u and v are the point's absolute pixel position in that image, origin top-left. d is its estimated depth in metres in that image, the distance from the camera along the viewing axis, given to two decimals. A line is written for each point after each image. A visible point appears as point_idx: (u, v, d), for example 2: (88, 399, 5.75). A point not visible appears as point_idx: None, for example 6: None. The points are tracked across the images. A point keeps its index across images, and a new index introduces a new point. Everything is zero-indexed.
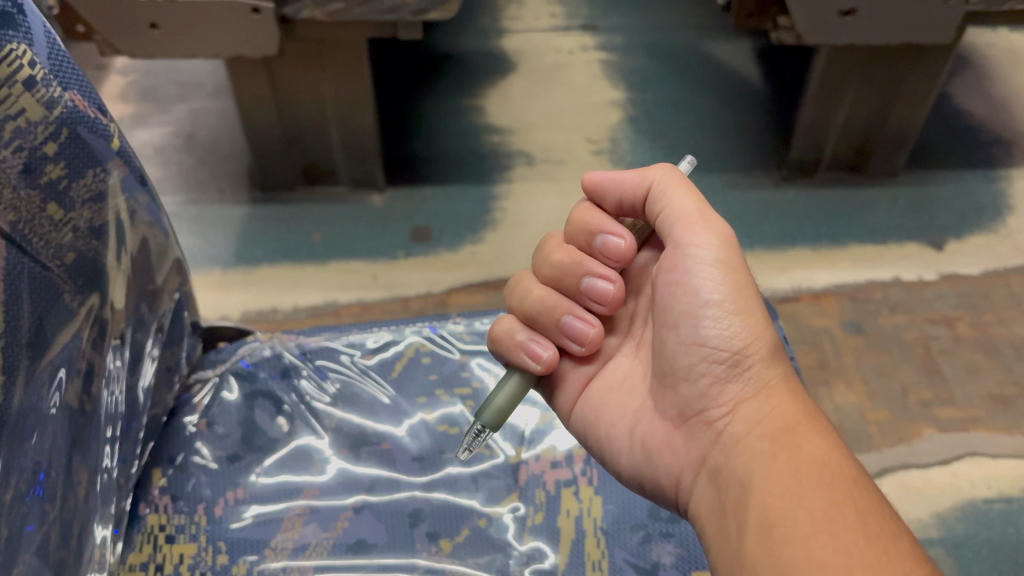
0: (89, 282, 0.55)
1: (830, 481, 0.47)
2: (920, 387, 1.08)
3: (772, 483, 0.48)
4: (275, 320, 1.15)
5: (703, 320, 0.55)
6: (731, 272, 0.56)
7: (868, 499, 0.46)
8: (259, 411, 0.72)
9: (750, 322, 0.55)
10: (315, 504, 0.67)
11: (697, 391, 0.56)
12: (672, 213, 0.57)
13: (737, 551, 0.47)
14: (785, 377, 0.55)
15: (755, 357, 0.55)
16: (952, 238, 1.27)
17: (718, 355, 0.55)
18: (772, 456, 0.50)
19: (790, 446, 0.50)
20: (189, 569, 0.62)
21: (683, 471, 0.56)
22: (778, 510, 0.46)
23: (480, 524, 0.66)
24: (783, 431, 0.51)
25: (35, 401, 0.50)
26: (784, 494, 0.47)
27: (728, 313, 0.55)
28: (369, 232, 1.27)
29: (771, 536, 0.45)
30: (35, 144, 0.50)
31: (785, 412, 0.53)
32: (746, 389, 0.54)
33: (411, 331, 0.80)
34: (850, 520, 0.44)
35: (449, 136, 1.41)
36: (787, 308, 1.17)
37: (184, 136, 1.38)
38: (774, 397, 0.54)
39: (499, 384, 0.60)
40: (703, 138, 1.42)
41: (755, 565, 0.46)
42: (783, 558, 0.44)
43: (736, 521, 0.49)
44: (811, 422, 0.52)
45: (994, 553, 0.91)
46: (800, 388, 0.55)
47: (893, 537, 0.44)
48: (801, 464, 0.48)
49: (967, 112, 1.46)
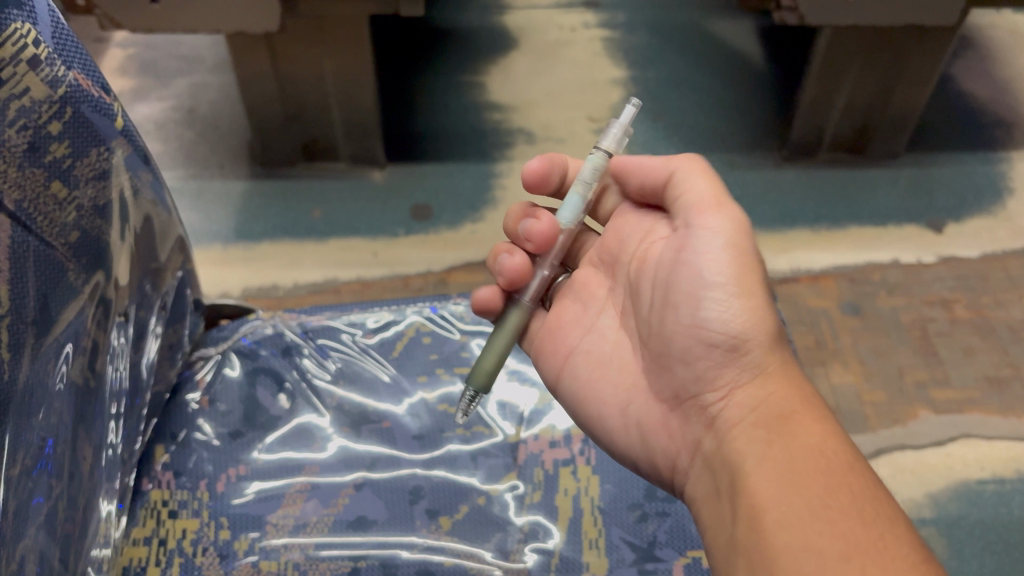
0: (94, 260, 0.56)
1: (828, 470, 0.47)
2: (917, 369, 1.09)
3: (767, 469, 0.49)
4: (275, 297, 1.16)
5: (703, 302, 0.55)
6: (738, 257, 0.56)
7: (865, 488, 0.47)
8: (260, 389, 0.72)
9: (752, 306, 0.55)
10: (317, 481, 0.67)
11: (694, 374, 0.56)
12: (688, 199, 0.59)
13: (730, 535, 0.48)
14: (785, 362, 0.55)
15: (755, 340, 0.55)
16: (952, 221, 1.27)
17: (717, 339, 0.55)
18: (768, 442, 0.50)
19: (788, 435, 0.50)
20: (191, 544, 0.62)
21: (679, 454, 0.57)
22: (771, 495, 0.47)
23: (479, 502, 0.67)
24: (781, 418, 0.52)
25: (42, 376, 0.51)
26: (778, 480, 0.47)
27: (733, 296, 0.55)
28: (369, 209, 1.27)
29: (762, 521, 0.46)
30: (40, 123, 0.50)
31: (784, 398, 0.53)
32: (744, 371, 0.55)
33: (412, 311, 0.81)
34: (847, 508, 0.45)
35: (450, 113, 1.40)
36: (786, 289, 1.18)
37: (185, 110, 1.37)
38: (774, 382, 0.54)
39: (485, 347, 0.64)
40: (705, 117, 1.42)
41: (743, 551, 0.46)
42: (774, 541, 0.45)
43: (730, 506, 0.49)
44: (810, 408, 0.52)
45: (985, 534, 0.93)
46: (800, 373, 0.55)
47: (888, 524, 0.44)
48: (797, 450, 0.49)
49: (969, 94, 1.46)
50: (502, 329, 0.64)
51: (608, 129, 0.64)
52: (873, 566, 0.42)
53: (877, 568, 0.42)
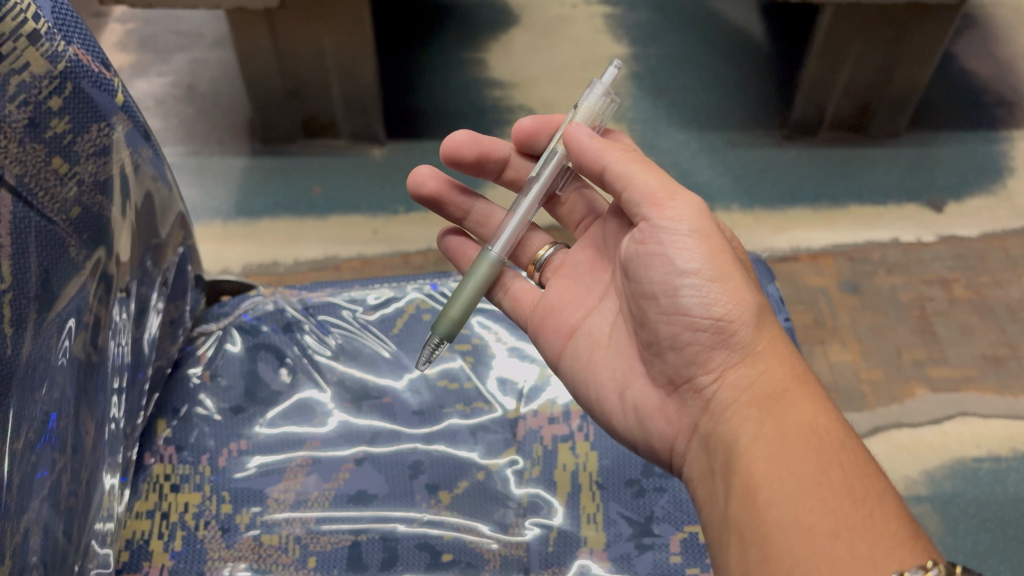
0: (95, 236, 0.56)
1: (819, 448, 0.48)
2: (915, 348, 1.09)
3: (759, 448, 0.49)
4: (276, 274, 1.16)
5: (682, 290, 0.55)
6: (705, 240, 0.56)
7: (857, 466, 0.47)
8: (262, 364, 0.73)
9: (732, 289, 0.55)
10: (318, 455, 0.68)
11: (684, 359, 0.56)
12: (635, 193, 0.58)
13: (724, 513, 0.49)
14: (775, 340, 0.55)
15: (739, 321, 0.54)
16: (952, 200, 1.27)
17: (701, 324, 0.55)
18: (761, 424, 0.50)
19: (779, 416, 0.50)
20: (194, 518, 0.63)
21: (678, 436, 0.57)
22: (764, 476, 0.47)
23: (479, 476, 0.68)
24: (772, 400, 0.52)
25: (44, 351, 0.51)
26: (771, 462, 0.48)
27: (709, 282, 0.55)
28: (369, 186, 1.27)
29: (756, 501, 0.47)
30: (39, 98, 0.50)
31: (773, 377, 0.53)
32: (730, 353, 0.54)
33: (412, 289, 0.81)
34: (839, 486, 0.45)
35: (450, 91, 1.40)
36: (785, 267, 1.18)
37: (185, 87, 1.37)
38: (763, 361, 0.54)
39: (453, 294, 0.64)
40: (706, 95, 1.42)
41: (737, 532, 0.47)
42: (768, 523, 0.45)
43: (724, 486, 0.50)
44: (800, 387, 0.52)
45: (980, 511, 0.94)
46: (790, 349, 0.55)
47: (879, 502, 0.45)
48: (789, 431, 0.49)
49: (972, 73, 1.45)
50: (472, 277, 0.65)
51: (589, 89, 0.67)
52: (862, 544, 0.42)
53: (866, 547, 0.42)
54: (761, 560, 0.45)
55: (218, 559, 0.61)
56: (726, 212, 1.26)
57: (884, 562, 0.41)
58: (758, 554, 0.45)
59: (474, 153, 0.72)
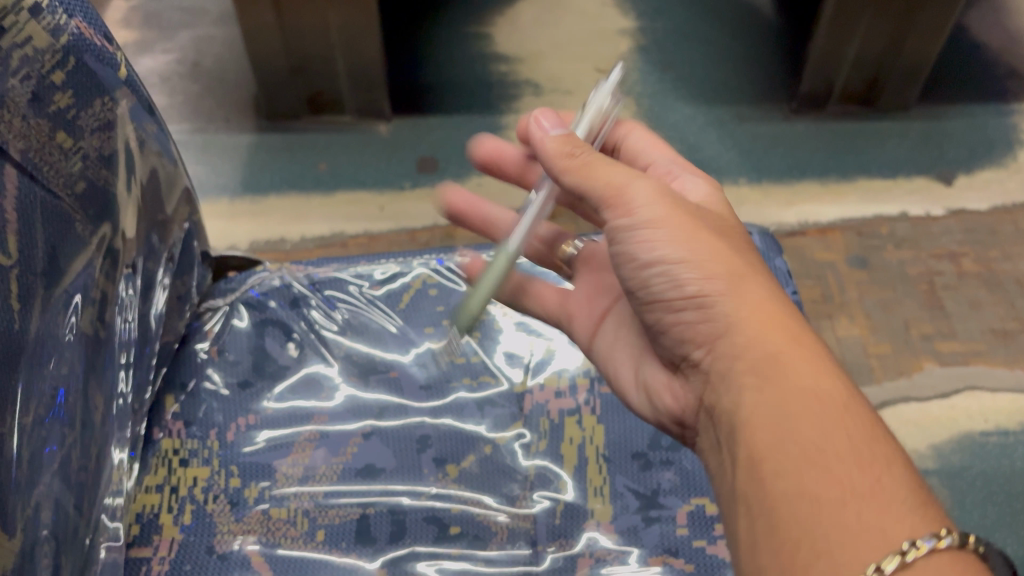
0: (100, 211, 0.56)
1: (819, 415, 0.46)
2: (923, 322, 1.09)
3: (761, 418, 0.48)
4: (283, 251, 1.17)
5: (652, 279, 0.55)
6: (666, 225, 0.54)
7: (859, 430, 0.45)
8: (269, 339, 0.73)
9: (699, 265, 0.53)
10: (326, 429, 0.68)
11: (677, 339, 0.56)
12: (592, 198, 0.57)
13: (734, 482, 0.49)
14: (761, 300, 0.53)
15: (716, 295, 0.53)
16: (962, 173, 1.26)
17: (678, 303, 0.54)
18: (757, 394, 0.49)
19: (774, 383, 0.49)
20: (203, 491, 0.63)
21: (686, 411, 0.57)
22: (770, 446, 0.47)
23: (486, 450, 0.68)
24: (764, 364, 0.50)
25: (52, 327, 0.51)
26: (772, 432, 0.47)
27: (678, 263, 0.54)
28: (375, 163, 1.27)
29: (762, 472, 0.46)
30: (43, 72, 0.50)
31: (763, 340, 0.51)
32: (715, 325, 0.53)
33: (419, 263, 0.81)
34: (842, 453, 0.44)
35: (456, 66, 1.39)
36: (793, 242, 1.17)
37: (190, 64, 1.36)
38: (751, 326, 0.51)
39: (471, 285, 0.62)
40: (714, 69, 1.41)
41: (747, 503, 0.47)
42: (774, 494, 0.45)
43: (729, 457, 0.50)
44: (794, 346, 0.50)
45: (987, 485, 0.94)
46: (781, 306, 0.53)
47: (884, 467, 0.44)
48: (787, 398, 0.47)
49: (983, 45, 1.43)
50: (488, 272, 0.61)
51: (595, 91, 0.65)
52: (869, 512, 0.41)
53: (872, 515, 0.41)
54: (769, 534, 0.44)
55: (227, 532, 0.62)
56: (733, 186, 1.25)
57: (893, 530, 0.41)
58: (767, 528, 0.45)
59: (494, 148, 0.75)
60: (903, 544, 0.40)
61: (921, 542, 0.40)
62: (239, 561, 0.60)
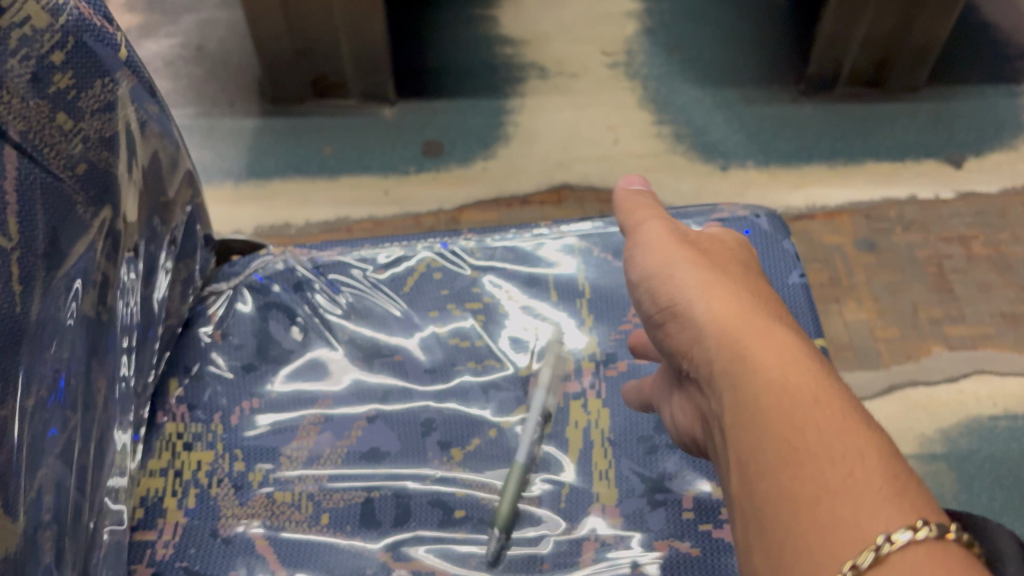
0: (101, 194, 0.55)
1: (789, 407, 0.41)
2: (932, 306, 1.08)
3: (734, 419, 0.44)
4: (288, 235, 1.16)
5: (640, 298, 0.55)
6: (650, 246, 0.55)
7: (835, 419, 0.40)
8: (273, 323, 0.72)
9: (667, 278, 0.52)
10: (330, 413, 0.68)
11: (669, 353, 0.54)
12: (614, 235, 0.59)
13: (727, 494, 0.44)
14: (732, 297, 0.49)
15: (684, 301, 0.50)
16: (971, 155, 1.25)
17: (657, 317, 0.53)
18: (729, 395, 0.45)
19: (742, 380, 0.44)
20: (207, 475, 0.63)
21: (696, 424, 0.54)
22: (745, 448, 0.42)
23: (491, 434, 0.68)
24: (731, 363, 0.45)
25: (53, 311, 0.51)
26: (746, 433, 0.42)
27: (650, 280, 0.53)
28: (380, 147, 1.26)
29: (745, 477, 0.42)
30: (43, 53, 0.49)
31: (731, 335, 0.47)
32: (689, 329, 0.50)
33: (423, 247, 0.79)
34: (814, 447, 0.39)
35: (461, 48, 1.38)
36: (800, 225, 1.17)
37: (193, 48, 1.36)
38: (717, 325, 0.48)
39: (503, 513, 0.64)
40: (721, 51, 1.39)
41: (737, 512, 0.42)
42: (755, 500, 0.40)
43: (724, 466, 0.45)
44: (762, 336, 0.45)
45: (995, 469, 0.94)
46: (755, 301, 0.49)
47: (861, 455, 0.38)
48: (754, 394, 0.43)
49: (994, 24, 1.41)
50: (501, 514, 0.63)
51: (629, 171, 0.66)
52: (844, 507, 0.36)
53: (847, 509, 0.36)
54: (757, 546, 0.39)
55: (231, 516, 0.62)
56: (741, 169, 1.24)
57: (869, 525, 0.35)
58: (755, 539, 0.40)
59: None
60: (877, 539, 0.34)
61: (897, 536, 0.34)
62: (243, 545, 0.60)
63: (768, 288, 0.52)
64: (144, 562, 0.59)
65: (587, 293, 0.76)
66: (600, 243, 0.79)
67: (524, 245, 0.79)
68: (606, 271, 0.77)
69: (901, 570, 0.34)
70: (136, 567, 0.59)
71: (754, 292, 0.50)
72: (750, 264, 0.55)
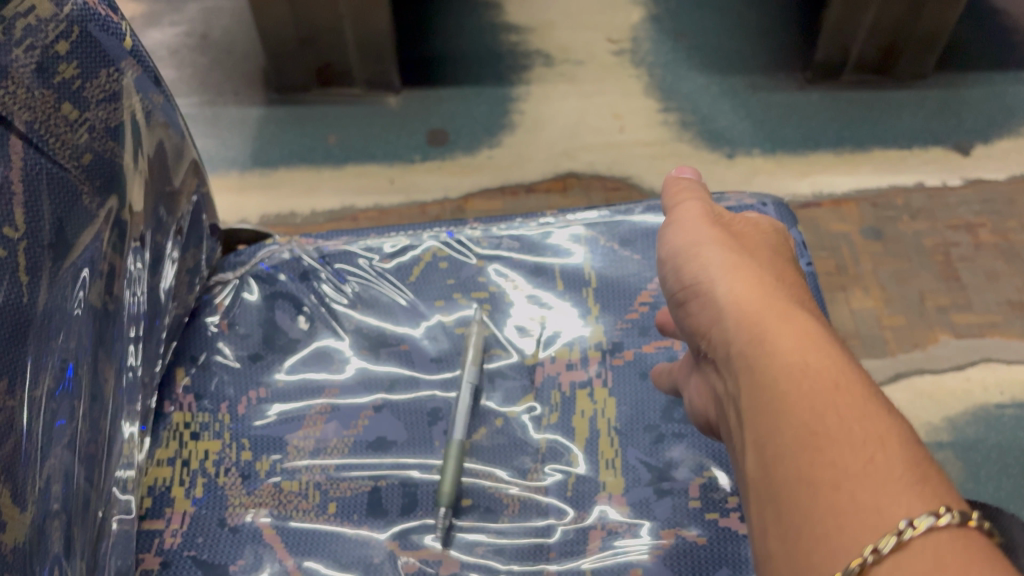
0: (107, 184, 0.55)
1: (809, 391, 0.41)
2: (939, 294, 1.08)
3: (751, 400, 0.43)
4: (293, 224, 1.16)
5: (666, 275, 0.54)
6: (681, 225, 0.55)
7: (856, 406, 0.40)
8: (279, 313, 0.73)
9: (692, 258, 0.52)
10: (337, 402, 0.68)
11: (688, 333, 0.53)
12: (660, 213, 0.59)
13: (742, 475, 0.44)
14: (755, 280, 0.49)
15: (708, 281, 0.50)
16: (979, 143, 1.24)
17: (679, 296, 0.53)
18: (747, 377, 0.44)
19: (759, 361, 0.44)
20: (215, 465, 0.63)
21: (709, 407, 0.54)
22: (762, 428, 0.42)
23: (497, 423, 0.68)
24: (751, 344, 0.45)
25: (60, 301, 0.51)
26: (763, 414, 0.42)
27: (675, 259, 0.53)
28: (385, 135, 1.26)
29: (761, 458, 0.41)
30: (47, 42, 0.49)
31: (753, 316, 0.46)
32: (709, 310, 0.50)
33: (428, 237, 0.79)
34: (834, 431, 0.39)
35: (466, 36, 1.38)
36: (807, 213, 1.16)
37: (198, 36, 1.35)
38: (738, 307, 0.47)
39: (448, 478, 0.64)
40: (727, 38, 1.39)
41: (751, 491, 0.42)
42: (771, 480, 0.40)
43: (739, 447, 0.45)
44: (784, 320, 0.45)
45: (1002, 457, 0.94)
46: (777, 285, 0.48)
47: (883, 443, 0.38)
48: (772, 375, 0.43)
49: (1003, 10, 1.40)
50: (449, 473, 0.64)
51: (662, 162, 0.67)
52: (865, 493, 0.36)
53: (868, 495, 0.36)
54: (772, 527, 0.39)
55: (239, 505, 0.62)
56: (747, 157, 1.23)
57: (890, 511, 0.35)
58: (769, 520, 0.40)
59: None
60: (899, 524, 0.34)
61: (919, 520, 0.34)
62: (251, 534, 0.60)
63: (795, 275, 0.52)
64: (153, 551, 0.59)
65: (593, 282, 0.75)
66: (606, 232, 0.79)
67: (531, 234, 0.79)
68: (613, 259, 0.77)
69: (923, 554, 0.33)
70: (144, 557, 0.59)
71: (777, 275, 0.50)
72: (779, 247, 0.55)
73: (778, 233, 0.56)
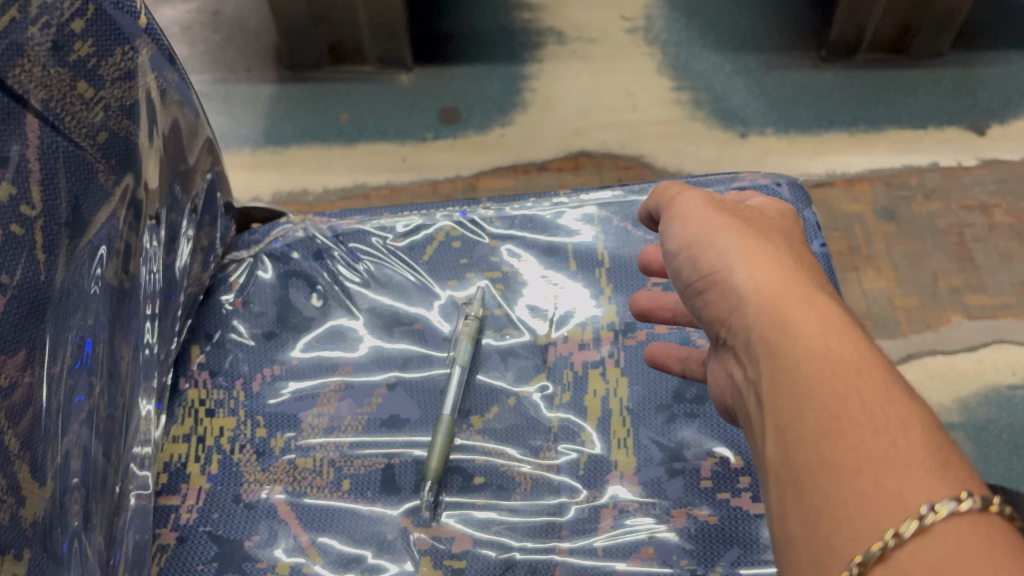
0: (122, 162, 0.56)
1: (832, 376, 0.41)
2: (952, 275, 1.07)
3: (776, 389, 0.43)
4: (305, 202, 1.17)
5: (677, 267, 0.53)
6: (690, 217, 0.54)
7: (879, 389, 0.40)
8: (294, 291, 0.73)
9: (706, 246, 0.51)
10: (350, 380, 0.68)
11: (705, 322, 0.53)
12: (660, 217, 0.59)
13: (760, 457, 0.44)
14: (774, 265, 0.48)
15: (726, 269, 0.49)
16: (995, 123, 1.23)
17: (696, 285, 0.52)
18: (768, 364, 0.44)
19: (781, 350, 0.44)
20: (230, 441, 0.64)
21: (727, 393, 0.53)
22: (786, 417, 0.42)
23: (510, 402, 0.69)
24: (773, 330, 0.45)
25: (77, 278, 0.51)
26: (787, 402, 0.42)
27: (690, 248, 0.52)
28: (396, 114, 1.25)
29: (784, 445, 0.41)
30: (63, 20, 0.50)
31: (774, 303, 0.46)
32: (729, 297, 0.49)
33: (442, 216, 0.78)
34: (857, 416, 0.39)
35: (479, 12, 1.37)
36: (820, 193, 1.16)
37: (210, 13, 1.35)
38: (759, 294, 0.47)
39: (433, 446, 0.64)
40: (741, 15, 1.37)
41: (773, 477, 0.42)
42: (795, 467, 0.40)
43: (760, 433, 0.45)
44: (805, 306, 0.45)
45: (1013, 438, 0.94)
46: (798, 269, 0.48)
47: (906, 428, 0.38)
48: (796, 363, 0.42)
49: None
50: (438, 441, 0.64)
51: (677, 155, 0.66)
52: (888, 477, 0.36)
53: (892, 479, 0.36)
54: (794, 512, 0.39)
55: (254, 481, 0.62)
56: (760, 136, 1.23)
57: (912, 494, 0.35)
58: (792, 505, 0.40)
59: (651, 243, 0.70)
60: (920, 508, 0.35)
61: (940, 505, 0.34)
62: (266, 510, 0.61)
63: (811, 256, 0.51)
64: (169, 527, 0.60)
65: (606, 262, 0.76)
66: (619, 212, 0.79)
67: (543, 214, 0.79)
68: (626, 240, 0.77)
69: (943, 539, 0.34)
70: (161, 532, 0.59)
71: (796, 258, 0.50)
72: (791, 228, 0.54)
73: (786, 215, 0.56)
